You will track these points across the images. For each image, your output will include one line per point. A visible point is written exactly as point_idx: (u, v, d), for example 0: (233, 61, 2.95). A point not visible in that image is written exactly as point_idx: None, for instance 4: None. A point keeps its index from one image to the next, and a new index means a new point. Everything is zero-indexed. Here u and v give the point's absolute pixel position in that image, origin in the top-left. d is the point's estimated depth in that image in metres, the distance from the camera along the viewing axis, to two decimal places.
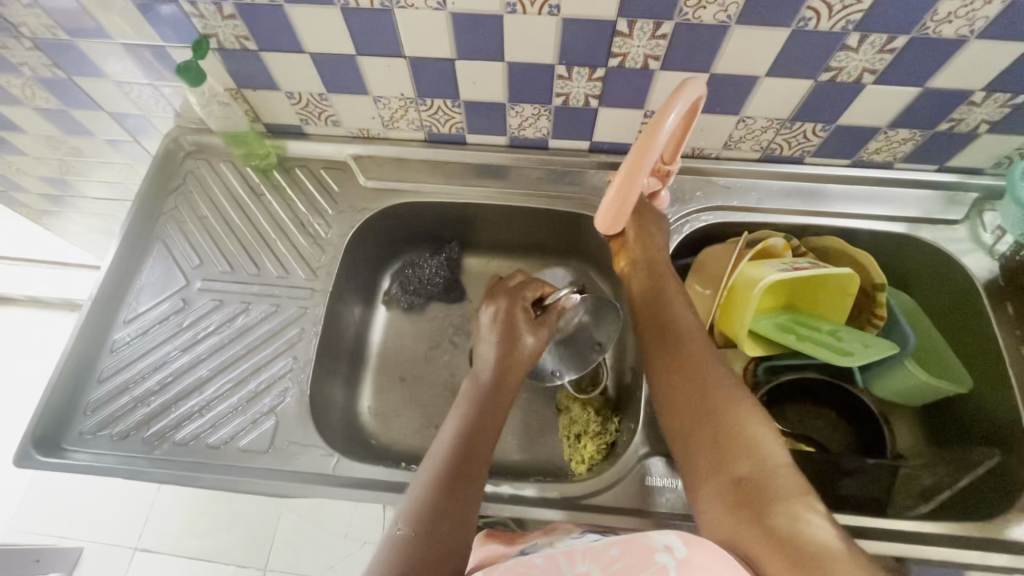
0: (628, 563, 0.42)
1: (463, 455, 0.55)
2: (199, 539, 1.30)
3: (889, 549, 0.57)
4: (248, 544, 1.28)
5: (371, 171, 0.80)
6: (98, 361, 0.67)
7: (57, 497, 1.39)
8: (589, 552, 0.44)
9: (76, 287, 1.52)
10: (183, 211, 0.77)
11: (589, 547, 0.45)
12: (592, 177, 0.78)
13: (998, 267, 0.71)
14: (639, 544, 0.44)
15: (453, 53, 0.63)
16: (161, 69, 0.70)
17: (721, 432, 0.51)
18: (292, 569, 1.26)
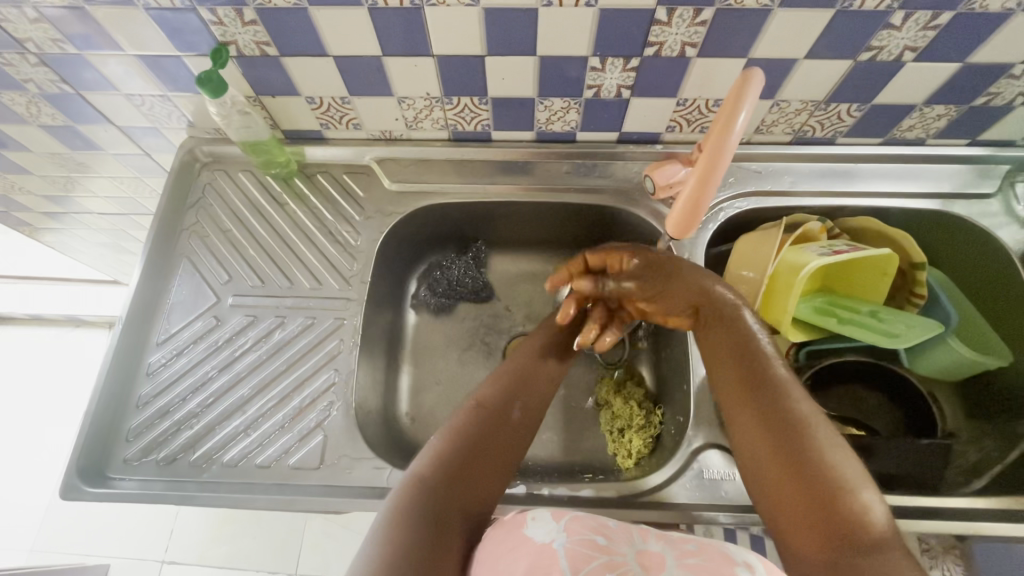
0: (706, 563, 0.42)
1: (510, 428, 0.58)
2: (227, 546, 1.29)
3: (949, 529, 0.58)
4: (277, 549, 1.28)
5: (396, 173, 0.78)
6: (135, 386, 0.66)
7: (78, 515, 1.38)
8: (665, 537, 0.46)
9: (79, 303, 1.48)
10: (206, 226, 0.75)
11: (667, 533, 0.47)
12: (621, 168, 0.77)
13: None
14: (717, 552, 0.44)
15: (483, 49, 0.61)
16: (176, 80, 0.67)
17: (761, 398, 0.54)
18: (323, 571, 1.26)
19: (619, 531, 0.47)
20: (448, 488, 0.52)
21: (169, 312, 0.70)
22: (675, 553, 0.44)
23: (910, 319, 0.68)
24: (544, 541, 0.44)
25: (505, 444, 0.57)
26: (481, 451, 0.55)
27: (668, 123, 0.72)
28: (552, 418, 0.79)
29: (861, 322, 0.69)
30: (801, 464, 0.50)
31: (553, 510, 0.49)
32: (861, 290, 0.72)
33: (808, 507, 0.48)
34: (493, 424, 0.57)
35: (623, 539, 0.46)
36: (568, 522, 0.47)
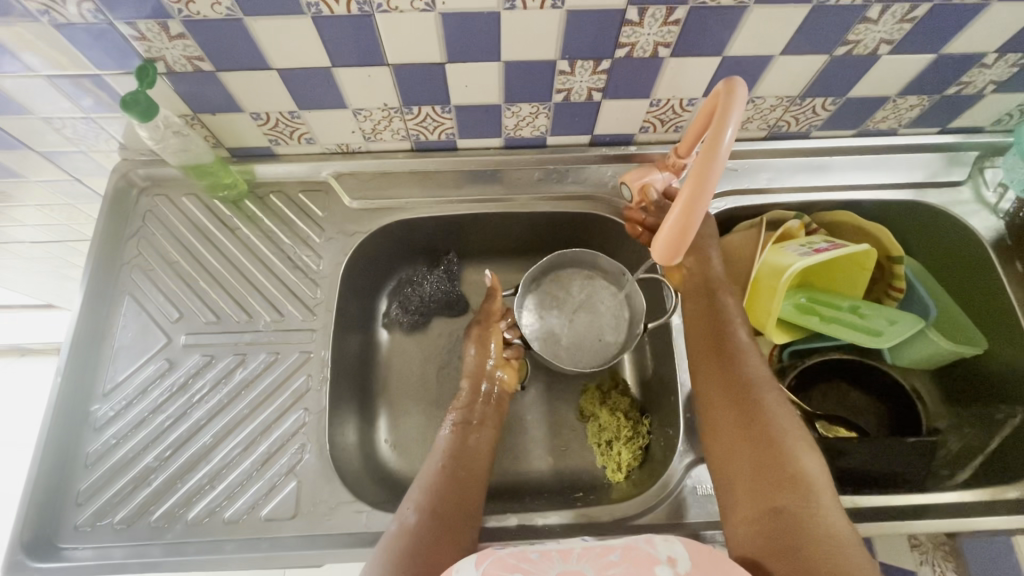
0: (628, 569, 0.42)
1: (472, 476, 0.60)
2: None
3: (944, 525, 0.58)
4: None
5: (357, 188, 0.73)
6: (82, 441, 0.60)
7: None
8: (586, 552, 0.44)
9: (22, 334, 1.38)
10: (150, 258, 0.68)
11: (586, 547, 0.46)
12: (595, 172, 0.74)
13: (1003, 225, 0.71)
14: (640, 551, 0.44)
15: (443, 56, 0.56)
16: (99, 102, 0.60)
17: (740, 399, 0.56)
18: None
19: (540, 559, 0.44)
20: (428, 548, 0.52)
21: (116, 356, 0.64)
22: (596, 565, 0.43)
23: (890, 314, 0.68)
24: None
25: (466, 497, 0.57)
26: (446, 505, 0.56)
27: (641, 124, 0.69)
28: (538, 433, 0.77)
29: (842, 320, 0.68)
30: (777, 465, 0.51)
31: (475, 554, 0.45)
32: (840, 286, 0.71)
33: (766, 500, 0.50)
34: (456, 486, 0.58)
35: (544, 565, 0.43)
36: (488, 564, 0.43)
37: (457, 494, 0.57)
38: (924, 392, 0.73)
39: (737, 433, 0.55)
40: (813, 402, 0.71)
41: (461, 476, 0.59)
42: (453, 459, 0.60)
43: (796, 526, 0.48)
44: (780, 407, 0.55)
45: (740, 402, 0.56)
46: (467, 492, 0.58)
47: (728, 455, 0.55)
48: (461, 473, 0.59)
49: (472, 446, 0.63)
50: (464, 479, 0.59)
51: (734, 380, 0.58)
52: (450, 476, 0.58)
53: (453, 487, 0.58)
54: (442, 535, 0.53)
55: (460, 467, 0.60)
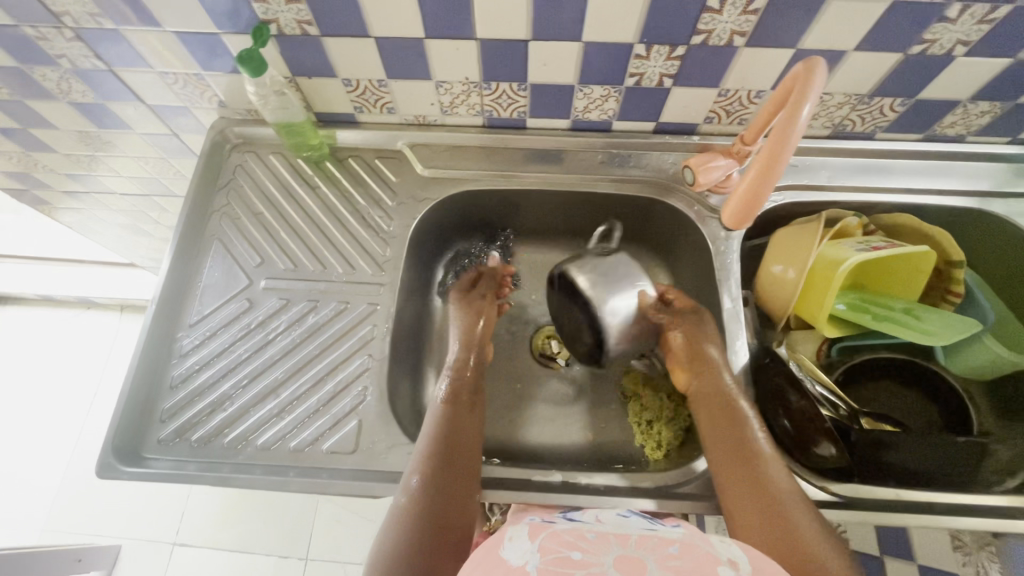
0: (688, 563, 0.42)
1: (465, 443, 0.62)
2: (237, 529, 1.44)
3: (987, 525, 0.58)
4: (286, 537, 1.42)
5: (429, 159, 0.77)
6: (168, 365, 0.66)
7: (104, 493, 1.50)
8: (646, 543, 0.45)
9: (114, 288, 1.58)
10: (236, 209, 0.74)
11: (648, 538, 0.46)
12: (656, 159, 0.76)
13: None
14: (703, 553, 0.43)
15: (528, 33, 0.60)
16: (211, 59, 0.66)
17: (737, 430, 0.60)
18: (332, 555, 1.40)
19: (598, 544, 0.46)
20: (439, 504, 0.56)
21: (200, 293, 0.69)
22: (657, 556, 0.43)
23: (946, 319, 0.68)
24: (517, 563, 0.44)
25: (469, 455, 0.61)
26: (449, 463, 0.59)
27: (706, 114, 0.71)
28: (578, 408, 0.79)
29: (894, 319, 0.69)
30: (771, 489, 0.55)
31: (533, 531, 0.50)
32: (896, 286, 0.71)
33: (766, 516, 0.53)
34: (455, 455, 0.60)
35: (600, 548, 0.44)
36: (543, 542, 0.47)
37: (452, 464, 0.60)
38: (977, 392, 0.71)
39: (733, 457, 0.58)
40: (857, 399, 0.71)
41: (450, 447, 0.61)
42: (447, 427, 0.63)
43: (790, 539, 0.51)
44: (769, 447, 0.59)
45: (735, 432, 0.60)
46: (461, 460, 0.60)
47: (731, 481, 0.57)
48: (454, 446, 0.61)
49: (461, 416, 0.65)
50: (456, 449, 0.61)
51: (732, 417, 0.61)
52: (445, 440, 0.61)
53: (448, 455, 0.60)
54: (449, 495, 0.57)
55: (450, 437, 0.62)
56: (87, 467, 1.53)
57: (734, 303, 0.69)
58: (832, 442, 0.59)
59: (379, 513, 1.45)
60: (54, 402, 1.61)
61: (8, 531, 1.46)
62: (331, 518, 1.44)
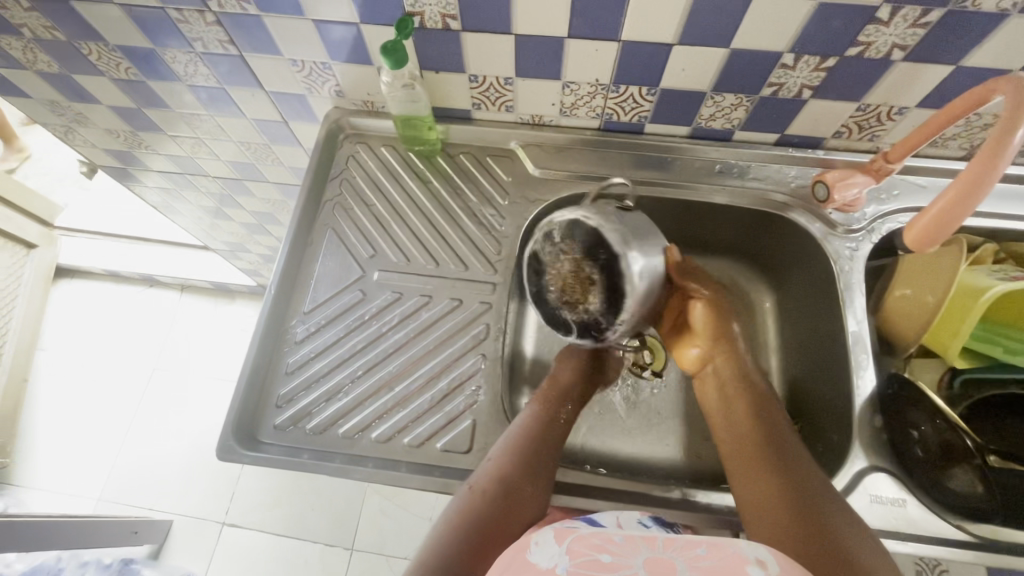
0: (716, 563, 0.40)
1: (548, 443, 0.58)
2: (285, 513, 1.45)
3: None
4: (333, 525, 1.42)
5: (541, 160, 0.76)
6: (283, 351, 0.66)
7: (157, 466, 1.53)
8: (673, 545, 0.43)
9: (180, 267, 1.61)
10: (350, 199, 0.74)
11: (677, 540, 0.44)
12: (775, 171, 0.74)
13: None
14: (728, 552, 0.41)
15: (675, 37, 0.58)
16: (344, 49, 0.66)
17: (746, 410, 0.59)
18: (377, 547, 1.40)
19: (627, 546, 0.44)
20: (512, 495, 0.53)
21: (312, 279, 0.70)
22: (685, 557, 0.41)
23: None
24: (546, 566, 0.43)
25: (550, 452, 0.57)
26: (530, 459, 0.56)
27: (836, 129, 0.69)
28: (674, 422, 0.77)
29: None
30: (783, 467, 0.53)
31: (556, 532, 0.48)
32: None
33: (778, 503, 0.50)
34: (542, 450, 0.57)
35: (630, 552, 0.43)
36: (572, 543, 0.45)
37: (534, 475, 0.55)
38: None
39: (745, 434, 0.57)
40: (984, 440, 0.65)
41: (534, 456, 0.56)
42: (534, 426, 0.59)
43: (810, 523, 0.48)
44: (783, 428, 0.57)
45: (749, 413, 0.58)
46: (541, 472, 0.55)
47: (743, 467, 0.55)
48: (540, 455, 0.56)
49: (552, 427, 0.60)
50: (540, 460, 0.56)
51: (745, 404, 0.59)
52: (531, 436, 0.58)
53: (531, 464, 0.55)
54: (522, 491, 0.54)
55: (529, 442, 0.57)
56: (143, 440, 1.55)
57: (859, 326, 0.67)
58: (974, 474, 0.56)
59: (426, 508, 1.44)
60: (114, 374, 1.64)
61: (65, 498, 1.49)
62: (378, 509, 1.44)
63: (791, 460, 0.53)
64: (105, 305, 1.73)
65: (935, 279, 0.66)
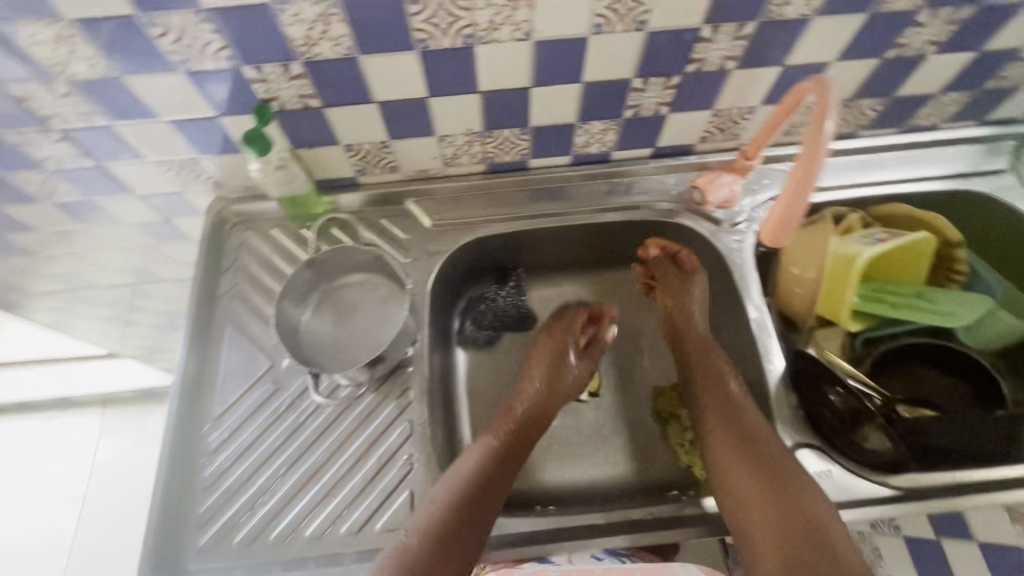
0: None
1: (492, 488, 0.59)
2: None
3: None
4: None
5: (436, 212, 0.77)
6: (196, 465, 0.62)
7: None
8: None
9: (99, 382, 1.50)
10: (248, 288, 0.72)
11: None
12: (658, 182, 0.78)
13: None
14: None
15: (530, 81, 0.61)
16: (207, 142, 0.64)
17: (727, 410, 0.62)
18: None
19: None
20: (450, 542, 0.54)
21: (220, 379, 0.66)
22: None
23: (958, 296, 0.71)
24: None
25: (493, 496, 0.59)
26: (473, 504, 0.57)
27: (701, 135, 0.73)
28: (620, 440, 0.78)
29: (912, 306, 0.70)
30: (784, 502, 0.54)
31: None
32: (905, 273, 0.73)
33: (792, 535, 0.51)
34: (484, 494, 0.58)
35: None
36: None
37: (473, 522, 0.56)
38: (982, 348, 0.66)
39: (746, 470, 0.57)
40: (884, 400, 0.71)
41: (477, 498, 0.58)
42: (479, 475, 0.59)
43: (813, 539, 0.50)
44: (757, 418, 0.61)
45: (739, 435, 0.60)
46: (481, 513, 0.57)
47: (744, 494, 0.56)
48: (488, 497, 0.58)
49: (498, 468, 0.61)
50: (487, 502, 0.58)
51: (732, 411, 0.62)
52: (474, 479, 0.59)
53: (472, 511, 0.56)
54: (457, 535, 0.54)
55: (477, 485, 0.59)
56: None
57: (759, 312, 0.71)
58: (880, 434, 0.62)
59: None
60: (40, 515, 1.48)
61: None
62: None
63: (784, 469, 0.56)
64: (17, 441, 1.57)
65: (818, 255, 0.71)
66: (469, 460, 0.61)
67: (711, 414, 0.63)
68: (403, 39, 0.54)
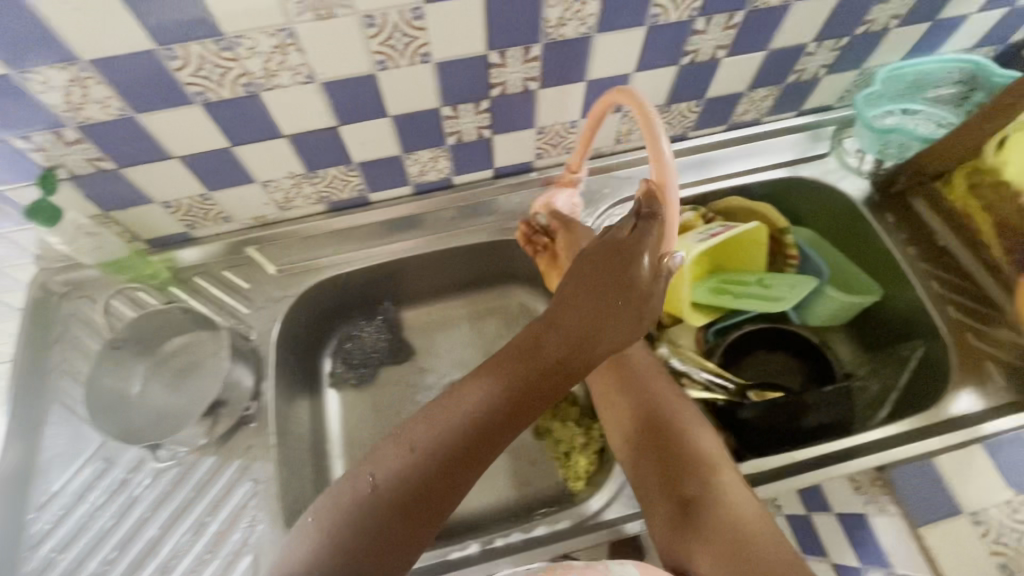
0: None
1: (428, 500, 0.44)
2: None
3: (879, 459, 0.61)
4: None
5: (280, 257, 0.75)
6: (14, 564, 0.57)
7: None
8: None
9: None
10: (67, 365, 0.67)
11: None
12: (505, 202, 0.79)
13: (871, 184, 0.80)
14: None
15: (334, 120, 0.61)
16: (3, 217, 0.61)
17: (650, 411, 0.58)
18: None
19: None
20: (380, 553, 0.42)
21: (38, 470, 0.62)
22: None
23: (791, 280, 0.74)
24: None
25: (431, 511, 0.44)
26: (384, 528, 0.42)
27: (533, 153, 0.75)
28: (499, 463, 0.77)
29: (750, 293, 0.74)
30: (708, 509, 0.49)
31: None
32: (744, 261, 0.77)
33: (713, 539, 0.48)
34: (400, 513, 0.43)
35: None
36: None
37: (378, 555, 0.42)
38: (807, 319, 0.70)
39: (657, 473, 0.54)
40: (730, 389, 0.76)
41: (419, 505, 0.44)
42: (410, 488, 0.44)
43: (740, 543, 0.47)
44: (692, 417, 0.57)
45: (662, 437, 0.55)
46: (416, 527, 0.43)
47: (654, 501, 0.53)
48: (425, 503, 0.44)
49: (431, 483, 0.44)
50: (415, 507, 0.43)
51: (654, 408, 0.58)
52: (407, 491, 0.43)
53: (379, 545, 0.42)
54: (380, 550, 0.42)
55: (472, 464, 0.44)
56: None
57: None
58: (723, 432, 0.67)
59: None
60: None
61: None
62: None
63: (711, 462, 0.53)
64: None
65: None
66: (446, 411, 0.45)
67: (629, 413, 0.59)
68: (180, 93, 0.53)
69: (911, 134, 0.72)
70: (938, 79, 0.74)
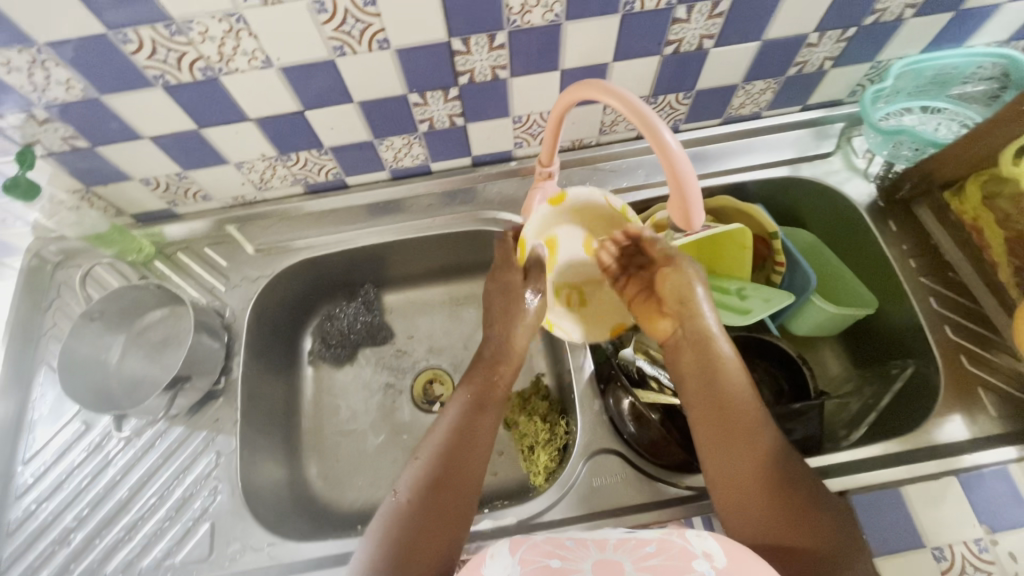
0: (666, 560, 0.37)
1: (446, 497, 0.53)
2: None
3: None
4: None
5: (424, 211, 0.79)
6: (201, 461, 0.66)
7: None
8: (622, 543, 0.39)
9: None
10: (223, 309, 0.74)
11: (622, 537, 0.41)
12: (646, 163, 0.78)
13: (876, 188, 0.75)
14: (676, 547, 0.39)
15: (509, 72, 0.61)
16: (192, 156, 0.65)
17: (718, 389, 0.55)
18: None
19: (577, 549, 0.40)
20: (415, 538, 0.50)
21: (207, 405, 0.69)
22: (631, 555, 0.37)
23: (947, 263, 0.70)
24: None
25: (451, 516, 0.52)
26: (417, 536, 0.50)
27: None
28: None
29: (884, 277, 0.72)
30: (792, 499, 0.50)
31: (510, 542, 0.42)
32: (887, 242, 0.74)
33: (793, 531, 0.49)
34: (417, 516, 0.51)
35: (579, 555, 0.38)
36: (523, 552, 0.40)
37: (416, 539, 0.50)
38: (933, 301, 0.68)
39: (743, 457, 0.52)
40: (826, 360, 0.78)
41: (447, 472, 0.54)
42: (439, 477, 0.54)
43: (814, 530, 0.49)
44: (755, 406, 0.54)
45: (736, 419, 0.54)
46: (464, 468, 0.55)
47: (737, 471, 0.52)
48: (748, 516, 0.50)
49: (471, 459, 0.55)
50: (742, 505, 0.51)
51: (721, 391, 0.55)
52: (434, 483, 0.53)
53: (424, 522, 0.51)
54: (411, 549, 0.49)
55: (726, 415, 0.54)
56: None
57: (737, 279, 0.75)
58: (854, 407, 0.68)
59: None
60: None
61: None
62: None
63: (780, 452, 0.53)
64: None
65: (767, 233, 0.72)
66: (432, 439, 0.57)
67: (693, 381, 0.57)
68: (319, 47, 0.54)
69: (921, 137, 0.66)
70: (969, 72, 0.70)
